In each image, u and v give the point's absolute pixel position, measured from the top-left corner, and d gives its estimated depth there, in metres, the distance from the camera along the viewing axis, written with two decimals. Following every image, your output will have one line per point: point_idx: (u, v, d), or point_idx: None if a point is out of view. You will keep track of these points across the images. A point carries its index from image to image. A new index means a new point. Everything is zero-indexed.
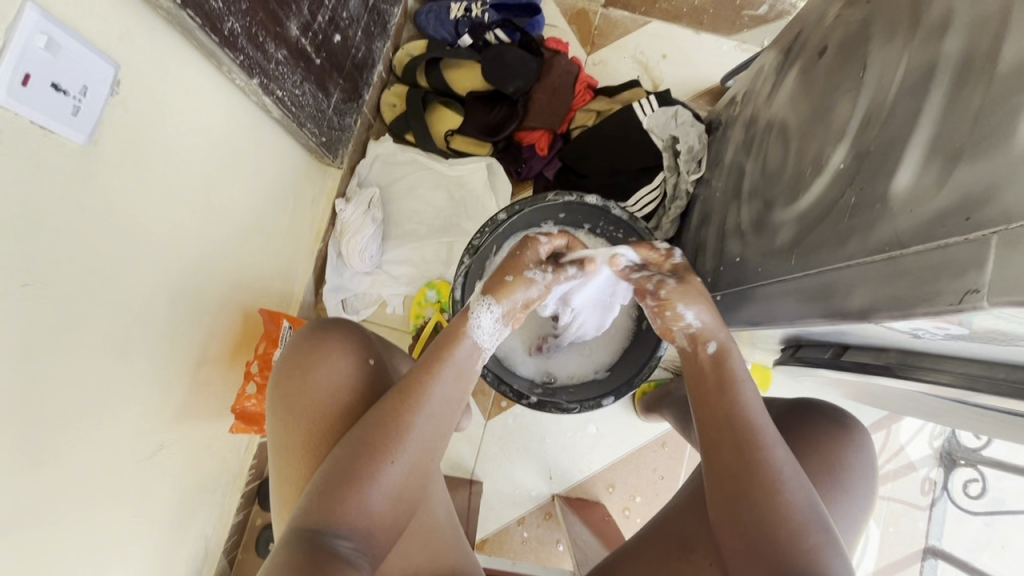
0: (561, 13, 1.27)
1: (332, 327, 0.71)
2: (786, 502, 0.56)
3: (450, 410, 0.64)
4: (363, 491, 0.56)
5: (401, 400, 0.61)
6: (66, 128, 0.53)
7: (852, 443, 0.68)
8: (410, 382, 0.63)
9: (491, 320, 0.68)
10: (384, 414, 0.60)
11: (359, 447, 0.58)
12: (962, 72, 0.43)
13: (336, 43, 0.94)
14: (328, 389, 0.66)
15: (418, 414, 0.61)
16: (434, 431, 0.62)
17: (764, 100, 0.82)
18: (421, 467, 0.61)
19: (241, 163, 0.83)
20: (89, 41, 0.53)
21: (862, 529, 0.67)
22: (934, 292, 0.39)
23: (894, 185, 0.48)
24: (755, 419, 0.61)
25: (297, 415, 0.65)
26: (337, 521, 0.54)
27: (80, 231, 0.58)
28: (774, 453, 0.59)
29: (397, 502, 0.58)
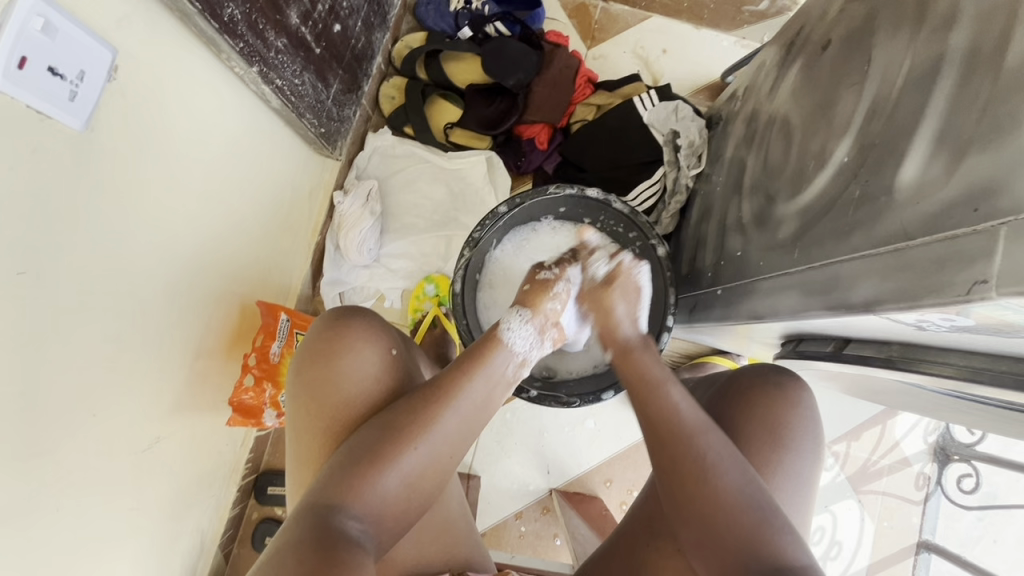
0: (561, 6, 1.26)
1: (363, 313, 0.70)
2: (720, 487, 0.57)
3: (478, 411, 0.63)
4: (378, 478, 0.56)
5: (430, 396, 0.60)
6: (62, 113, 0.52)
7: (791, 402, 0.67)
8: (443, 380, 0.62)
9: (525, 326, 0.70)
10: (411, 407, 0.60)
11: (379, 435, 0.58)
12: (969, 64, 0.43)
13: (335, 32, 0.93)
14: (355, 376, 0.65)
15: (445, 411, 0.60)
16: (459, 430, 0.61)
17: (765, 95, 0.82)
18: (443, 464, 0.60)
19: (240, 153, 0.82)
20: (86, 24, 0.52)
21: (816, 483, 0.67)
22: (941, 284, 0.39)
23: (900, 177, 0.47)
24: (680, 412, 0.62)
25: (320, 400, 0.64)
26: (349, 502, 0.54)
27: (76, 218, 0.57)
28: (700, 442, 0.59)
29: (412, 493, 0.58)
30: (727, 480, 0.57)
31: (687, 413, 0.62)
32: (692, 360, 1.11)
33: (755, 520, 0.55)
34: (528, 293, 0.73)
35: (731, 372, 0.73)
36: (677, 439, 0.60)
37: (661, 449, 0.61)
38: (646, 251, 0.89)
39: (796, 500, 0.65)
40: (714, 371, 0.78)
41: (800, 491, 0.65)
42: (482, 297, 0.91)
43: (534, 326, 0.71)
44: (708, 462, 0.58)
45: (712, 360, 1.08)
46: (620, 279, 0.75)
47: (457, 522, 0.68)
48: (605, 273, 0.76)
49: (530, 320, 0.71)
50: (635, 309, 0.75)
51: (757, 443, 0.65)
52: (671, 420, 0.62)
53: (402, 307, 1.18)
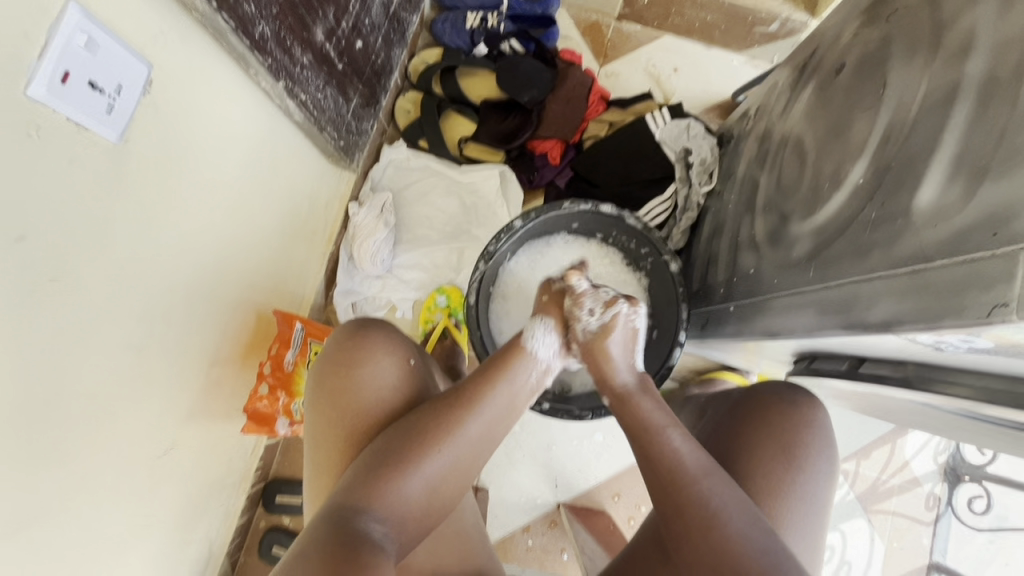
0: (575, 25, 1.28)
1: (385, 326, 0.71)
2: (725, 529, 0.54)
3: (501, 419, 0.63)
4: (401, 481, 0.56)
5: (453, 404, 0.61)
6: (100, 126, 0.53)
7: (804, 421, 0.68)
8: (466, 388, 0.63)
9: (547, 337, 0.69)
10: (434, 413, 0.61)
11: (402, 440, 0.59)
12: (986, 91, 0.44)
13: (357, 49, 0.95)
14: (378, 384, 0.66)
15: (468, 418, 0.61)
16: (482, 437, 0.62)
17: (778, 115, 0.84)
18: (464, 470, 0.60)
19: (262, 165, 0.84)
20: (125, 41, 0.54)
21: (829, 505, 0.67)
22: (961, 306, 0.40)
23: (918, 200, 0.48)
24: (680, 462, 0.59)
25: (341, 407, 0.65)
26: (373, 506, 0.55)
27: (109, 229, 0.59)
28: (701, 487, 0.57)
29: (433, 498, 0.58)
30: (733, 527, 0.54)
31: (687, 460, 0.59)
32: (702, 375, 1.11)
33: (761, 567, 0.51)
34: (548, 304, 0.73)
35: (745, 390, 0.73)
36: (681, 487, 0.57)
37: (661, 497, 0.58)
38: (658, 266, 0.90)
39: (811, 520, 0.65)
40: (726, 389, 0.79)
41: (814, 511, 0.65)
42: (495, 309, 0.93)
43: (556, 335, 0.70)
44: (710, 509, 0.55)
45: (721, 376, 1.08)
46: (613, 332, 0.69)
47: (473, 532, 0.69)
48: (597, 324, 0.70)
49: (552, 330, 0.70)
50: (630, 352, 0.71)
51: (769, 459, 0.65)
52: (671, 468, 0.58)
53: (414, 317, 1.19)
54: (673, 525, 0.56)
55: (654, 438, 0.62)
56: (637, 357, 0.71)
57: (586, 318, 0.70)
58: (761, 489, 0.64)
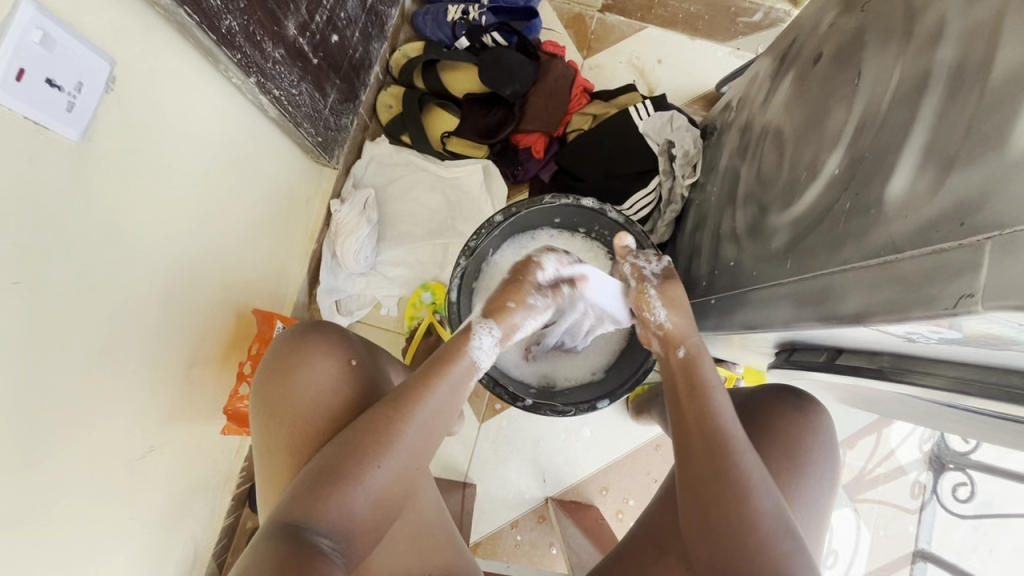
0: (557, 17, 1.27)
1: (326, 330, 0.70)
2: (756, 504, 0.57)
3: (441, 420, 0.62)
4: (343, 494, 0.56)
5: (386, 411, 0.60)
6: (60, 125, 0.52)
7: (811, 427, 0.67)
8: (401, 392, 0.61)
9: (491, 339, 0.66)
10: (371, 421, 0.59)
11: (338, 453, 0.58)
12: (956, 77, 0.44)
13: (333, 43, 0.93)
14: (318, 394, 0.65)
15: (404, 424, 0.59)
16: (422, 440, 0.61)
17: (759, 106, 0.83)
18: (407, 475, 0.60)
19: (237, 163, 0.83)
20: (84, 36, 0.52)
21: (830, 511, 0.67)
22: (930, 297, 0.40)
23: (889, 190, 0.48)
24: (727, 426, 0.61)
25: (284, 417, 0.64)
26: (316, 521, 0.54)
27: (77, 231, 0.58)
28: (744, 459, 0.59)
29: (380, 506, 0.58)
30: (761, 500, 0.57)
31: (734, 431, 0.61)
32: None
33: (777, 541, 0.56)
34: (509, 288, 0.69)
35: (749, 393, 0.73)
36: (721, 456, 0.59)
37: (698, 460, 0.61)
38: None
39: (808, 524, 0.65)
40: (730, 390, 0.79)
41: (812, 514, 0.65)
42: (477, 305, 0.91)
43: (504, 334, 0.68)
44: (750, 479, 0.58)
45: None
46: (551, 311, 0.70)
47: (443, 531, 0.69)
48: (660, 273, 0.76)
49: (496, 331, 0.67)
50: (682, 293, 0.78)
51: (774, 463, 0.65)
52: (716, 437, 0.61)
53: (399, 314, 1.18)
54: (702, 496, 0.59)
55: (702, 406, 0.64)
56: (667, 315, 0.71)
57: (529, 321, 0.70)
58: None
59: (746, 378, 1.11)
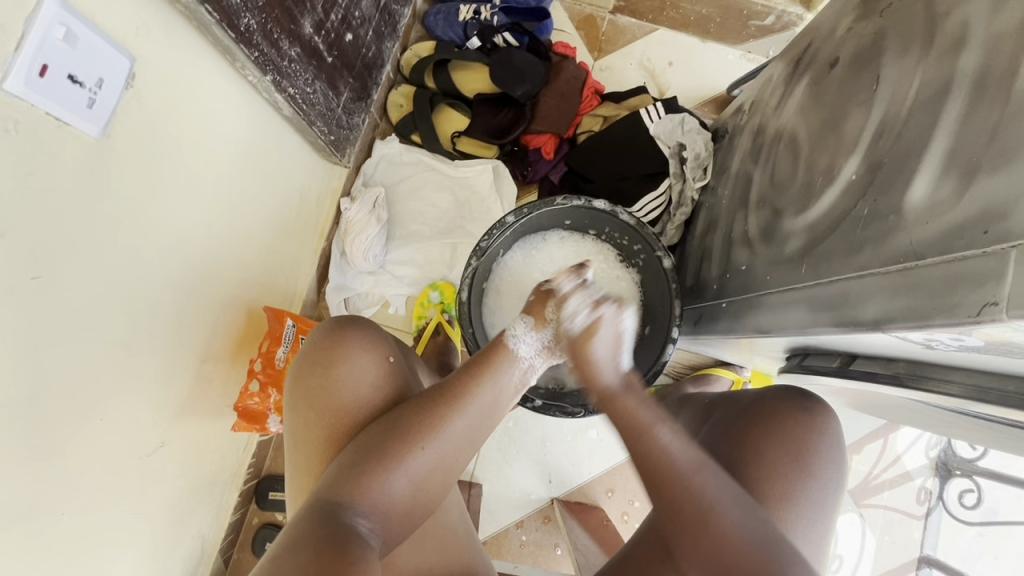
0: (569, 18, 1.27)
1: (365, 324, 0.70)
2: (721, 526, 0.55)
3: (485, 416, 0.63)
4: (387, 476, 0.56)
5: (437, 401, 0.61)
6: (81, 121, 0.52)
7: (819, 429, 0.67)
8: (451, 383, 0.63)
9: (530, 335, 0.69)
10: (419, 408, 0.60)
11: (386, 436, 0.58)
12: (979, 85, 0.44)
13: (347, 42, 0.94)
14: (359, 384, 0.65)
15: (453, 415, 0.60)
16: (467, 433, 0.61)
17: (772, 110, 0.83)
18: (449, 466, 0.60)
19: (250, 160, 0.83)
20: (105, 32, 0.52)
21: (837, 514, 0.66)
22: (953, 304, 0.40)
23: (909, 197, 0.48)
24: (668, 456, 0.58)
25: (323, 404, 0.64)
26: (358, 501, 0.54)
27: (96, 226, 0.58)
28: (694, 481, 0.57)
29: (419, 495, 0.58)
30: (725, 521, 0.55)
31: (676, 454, 0.58)
32: (695, 371, 1.11)
33: (758, 554, 0.52)
34: (535, 304, 0.71)
35: (756, 394, 0.72)
36: (676, 483, 0.57)
37: (659, 493, 0.58)
38: (651, 262, 0.90)
39: (816, 526, 0.64)
40: (734, 392, 0.78)
41: (821, 515, 0.64)
42: (488, 304, 0.92)
43: (542, 334, 0.70)
44: (705, 502, 0.56)
45: (714, 372, 1.08)
46: (597, 335, 0.66)
47: (459, 530, 0.68)
48: (583, 325, 0.67)
49: (536, 329, 0.69)
50: (619, 349, 0.68)
51: (779, 463, 0.65)
52: (659, 466, 0.58)
53: (407, 314, 1.18)
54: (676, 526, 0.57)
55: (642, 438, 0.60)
56: (622, 356, 0.68)
57: (572, 313, 0.68)
58: (769, 495, 0.63)
59: (754, 382, 1.11)
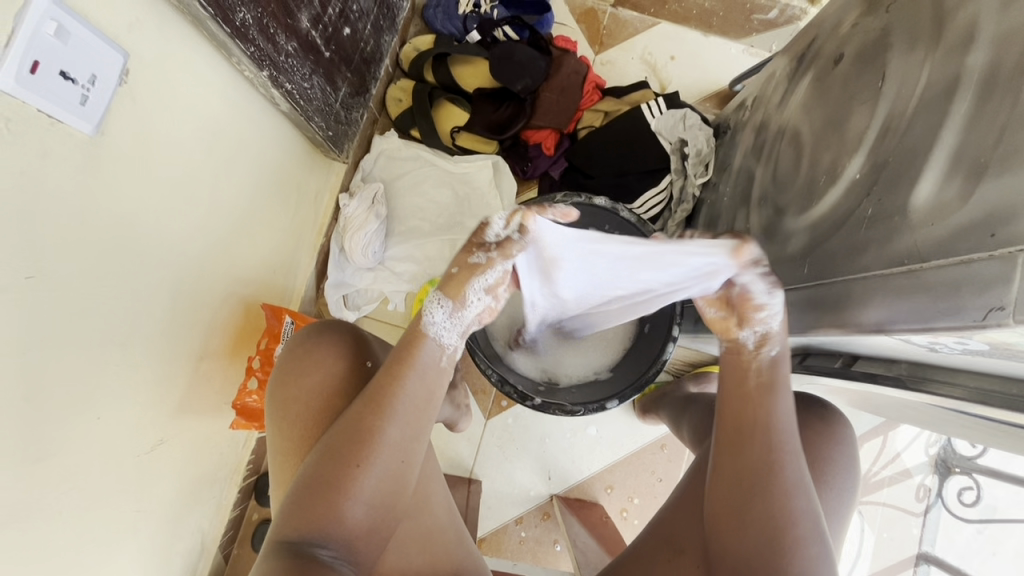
0: (569, 11, 1.26)
1: (313, 339, 0.69)
2: (792, 504, 0.55)
3: (418, 413, 0.60)
4: (335, 499, 0.55)
5: (367, 409, 0.59)
6: (74, 118, 0.52)
7: (835, 437, 0.67)
8: (374, 388, 0.60)
9: (451, 314, 0.62)
10: (348, 421, 0.58)
11: (330, 457, 0.57)
12: (988, 83, 0.43)
13: (345, 36, 0.93)
14: (311, 405, 0.65)
15: (383, 422, 0.58)
16: (404, 434, 0.59)
17: (775, 105, 0.82)
18: (397, 471, 0.59)
19: (247, 157, 0.82)
20: (98, 28, 0.51)
21: (847, 522, 0.66)
22: (958, 307, 0.39)
23: (914, 198, 0.47)
24: (784, 425, 0.58)
25: (288, 426, 0.64)
26: (312, 531, 0.54)
27: (89, 222, 0.57)
28: (789, 460, 0.57)
29: (376, 508, 0.57)
30: (798, 506, 0.55)
31: (786, 430, 0.58)
32: (695, 369, 1.11)
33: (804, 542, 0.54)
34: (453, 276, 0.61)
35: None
36: (762, 452, 0.57)
37: (740, 453, 0.59)
38: None
39: (824, 533, 0.64)
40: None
41: (829, 521, 0.64)
42: None
43: (466, 310, 0.62)
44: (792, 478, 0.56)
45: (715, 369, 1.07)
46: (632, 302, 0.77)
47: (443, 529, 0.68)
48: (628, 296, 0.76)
49: (455, 309, 0.62)
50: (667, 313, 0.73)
51: None
52: (768, 434, 0.58)
53: (406, 310, 1.18)
54: (734, 502, 0.57)
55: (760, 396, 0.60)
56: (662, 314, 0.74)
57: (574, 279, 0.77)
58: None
59: None
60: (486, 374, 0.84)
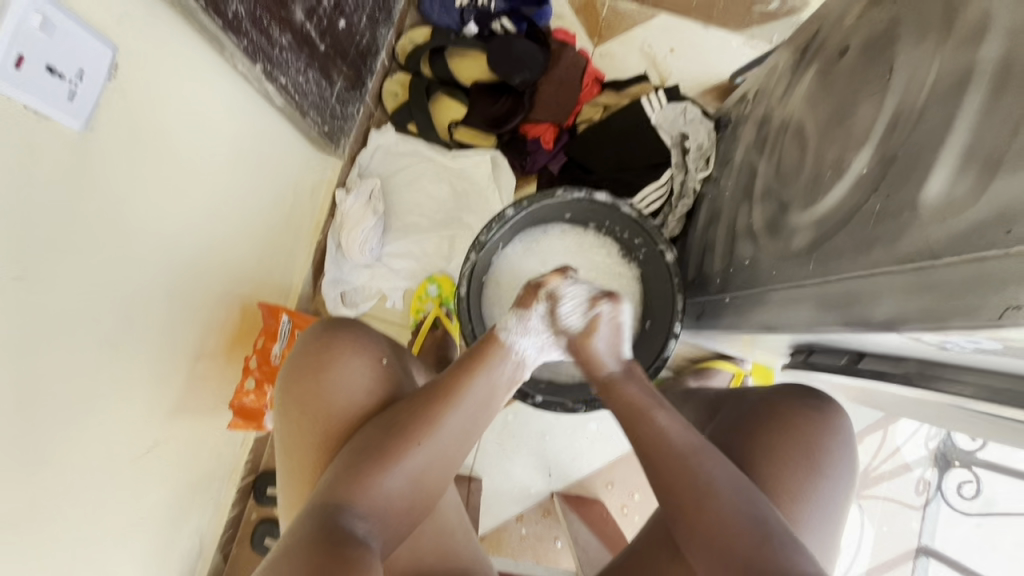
0: (568, 3, 1.24)
1: (357, 325, 0.69)
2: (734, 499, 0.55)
3: (482, 408, 0.62)
4: (382, 476, 0.55)
5: (432, 395, 0.60)
6: (61, 114, 0.50)
7: (828, 428, 0.66)
8: (445, 380, 0.62)
9: (527, 329, 0.65)
10: (412, 406, 0.59)
11: (381, 436, 0.57)
12: (1001, 77, 0.42)
13: (340, 29, 0.91)
14: (351, 383, 0.64)
15: (449, 413, 0.59)
16: (463, 429, 0.61)
17: (778, 98, 0.81)
18: (446, 460, 0.60)
19: (241, 152, 0.80)
20: (84, 19, 0.50)
21: (844, 515, 0.65)
22: (973, 306, 0.39)
23: (925, 193, 0.46)
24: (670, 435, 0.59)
25: (314, 406, 0.63)
26: (356, 503, 0.54)
27: (79, 221, 0.56)
28: (698, 461, 0.57)
29: (417, 490, 0.57)
30: (725, 504, 0.54)
31: (673, 436, 0.59)
32: (696, 365, 1.10)
33: (766, 526, 0.53)
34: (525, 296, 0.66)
35: (763, 392, 0.71)
36: (675, 465, 0.57)
37: (655, 472, 0.58)
38: (653, 256, 0.88)
39: (824, 527, 0.63)
40: (742, 389, 0.77)
41: (827, 516, 0.63)
42: (488, 298, 0.90)
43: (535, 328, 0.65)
44: (715, 475, 0.56)
45: (716, 365, 1.07)
46: (597, 330, 0.66)
47: (457, 532, 0.67)
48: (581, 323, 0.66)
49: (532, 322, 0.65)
50: (618, 341, 0.67)
51: (789, 463, 0.64)
52: (660, 445, 0.59)
53: (404, 307, 1.17)
54: (677, 517, 0.57)
55: (639, 420, 0.62)
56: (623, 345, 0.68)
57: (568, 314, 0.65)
58: (781, 492, 0.62)
59: (754, 375, 1.09)
60: None
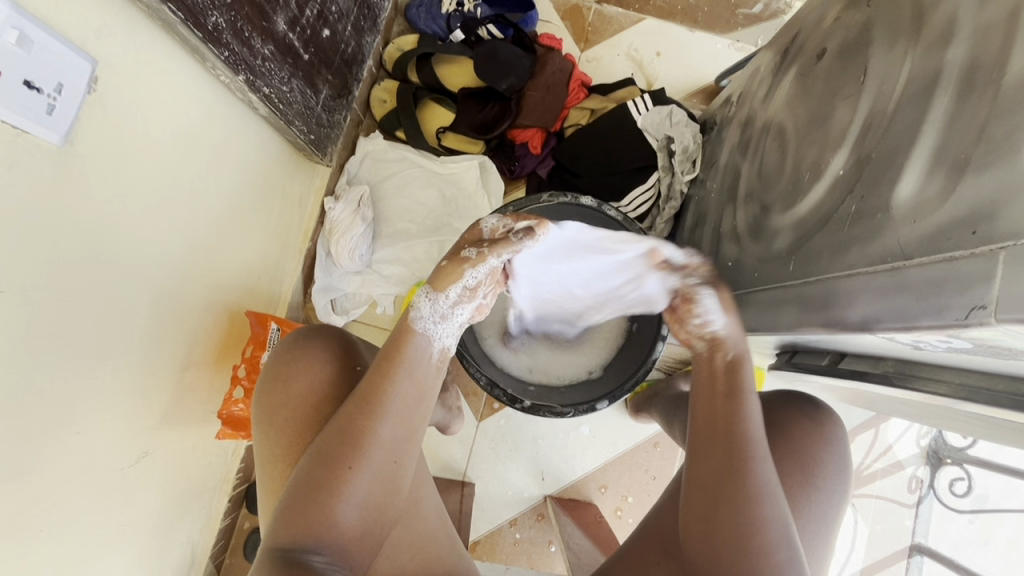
0: (554, 9, 1.25)
1: (312, 337, 0.69)
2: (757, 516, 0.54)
3: (413, 408, 0.59)
4: (333, 504, 0.54)
5: (355, 410, 0.57)
6: (40, 128, 0.50)
7: (823, 435, 0.66)
8: (367, 388, 0.58)
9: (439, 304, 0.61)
10: (341, 425, 0.57)
11: (320, 461, 0.55)
12: (968, 79, 0.43)
13: (324, 38, 0.91)
14: (306, 400, 0.64)
15: (375, 422, 0.56)
16: (396, 438, 0.58)
17: (761, 100, 0.81)
18: (391, 473, 0.57)
19: (226, 161, 0.81)
20: (61, 34, 0.50)
21: (840, 521, 0.66)
22: (940, 306, 0.39)
23: (896, 195, 0.47)
24: (752, 433, 0.57)
25: (279, 427, 0.63)
26: (309, 537, 0.52)
27: (58, 231, 0.56)
28: (761, 464, 0.56)
29: (369, 510, 0.56)
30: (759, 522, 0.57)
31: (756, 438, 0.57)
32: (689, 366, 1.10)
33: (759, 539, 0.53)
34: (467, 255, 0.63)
35: (757, 398, 0.72)
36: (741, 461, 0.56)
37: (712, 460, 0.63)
38: None
39: (814, 531, 0.63)
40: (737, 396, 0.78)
41: (821, 522, 0.64)
42: None
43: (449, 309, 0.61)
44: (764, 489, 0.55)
45: None
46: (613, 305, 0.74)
47: (439, 537, 0.68)
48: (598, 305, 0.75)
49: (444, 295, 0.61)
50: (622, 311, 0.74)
51: (782, 472, 0.64)
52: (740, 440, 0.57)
53: (395, 313, 1.16)
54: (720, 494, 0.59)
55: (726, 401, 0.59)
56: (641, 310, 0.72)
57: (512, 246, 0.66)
58: None
59: None
60: (475, 377, 0.82)
